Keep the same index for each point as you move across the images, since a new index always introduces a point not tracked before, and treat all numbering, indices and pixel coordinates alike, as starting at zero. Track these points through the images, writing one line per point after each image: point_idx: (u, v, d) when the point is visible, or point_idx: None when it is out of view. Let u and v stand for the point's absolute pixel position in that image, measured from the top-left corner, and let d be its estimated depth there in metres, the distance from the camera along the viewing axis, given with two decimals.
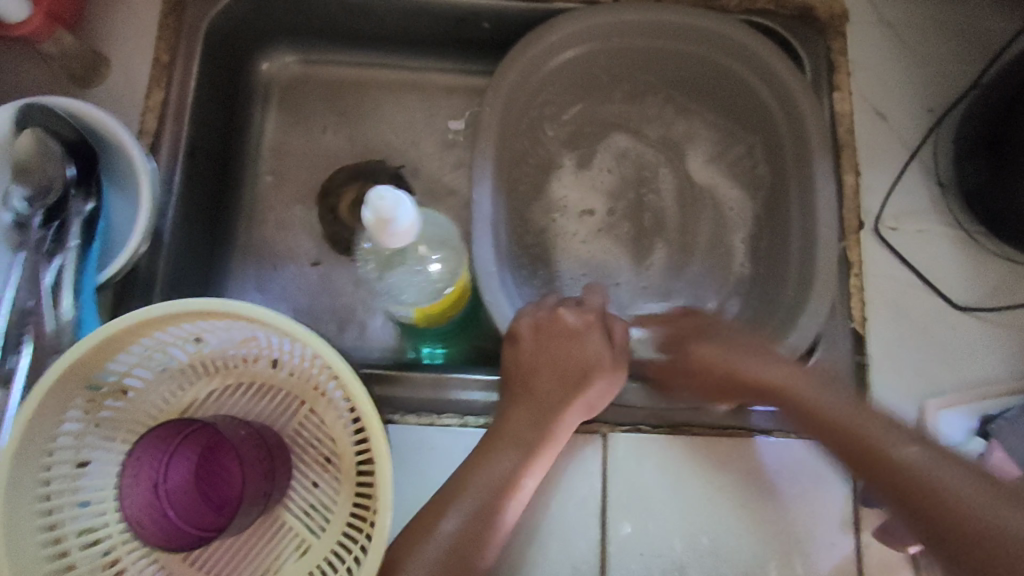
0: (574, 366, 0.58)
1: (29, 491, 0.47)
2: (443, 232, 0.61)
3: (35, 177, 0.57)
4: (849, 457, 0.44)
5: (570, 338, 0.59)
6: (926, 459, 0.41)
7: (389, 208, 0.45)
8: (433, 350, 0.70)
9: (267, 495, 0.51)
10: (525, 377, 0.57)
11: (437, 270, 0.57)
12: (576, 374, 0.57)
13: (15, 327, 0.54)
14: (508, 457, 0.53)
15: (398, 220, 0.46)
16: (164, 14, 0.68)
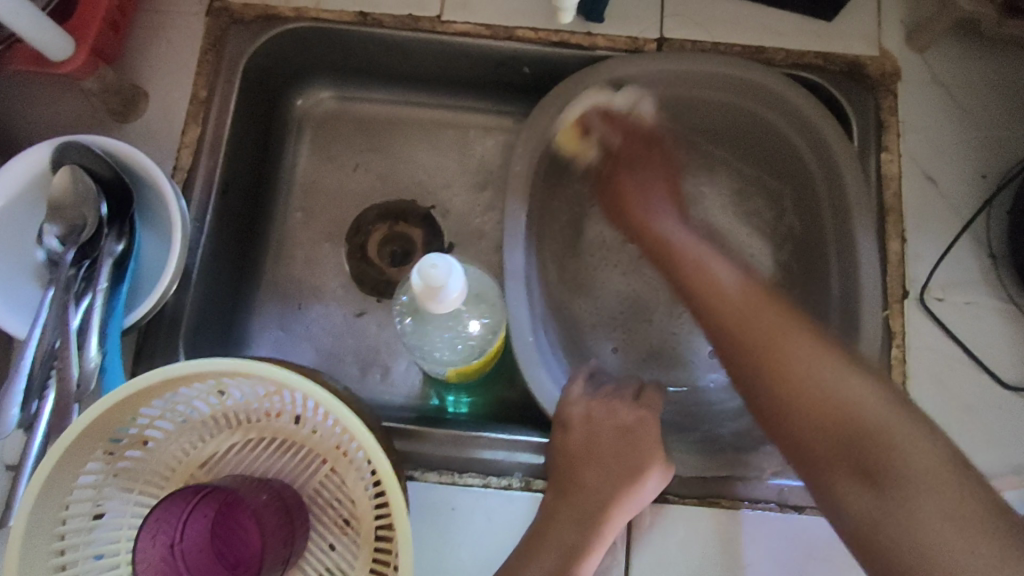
0: (629, 459, 0.56)
1: (45, 545, 0.47)
2: (478, 282, 0.59)
3: (68, 215, 0.57)
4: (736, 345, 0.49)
5: (625, 432, 0.57)
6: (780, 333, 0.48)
7: (441, 275, 0.44)
8: (457, 398, 0.70)
9: (286, 561, 0.49)
10: (577, 469, 0.56)
11: (473, 330, 0.56)
12: (634, 469, 0.55)
13: (41, 368, 0.53)
14: (552, 560, 0.51)
15: (449, 288, 0.45)
16: (203, 50, 0.68)
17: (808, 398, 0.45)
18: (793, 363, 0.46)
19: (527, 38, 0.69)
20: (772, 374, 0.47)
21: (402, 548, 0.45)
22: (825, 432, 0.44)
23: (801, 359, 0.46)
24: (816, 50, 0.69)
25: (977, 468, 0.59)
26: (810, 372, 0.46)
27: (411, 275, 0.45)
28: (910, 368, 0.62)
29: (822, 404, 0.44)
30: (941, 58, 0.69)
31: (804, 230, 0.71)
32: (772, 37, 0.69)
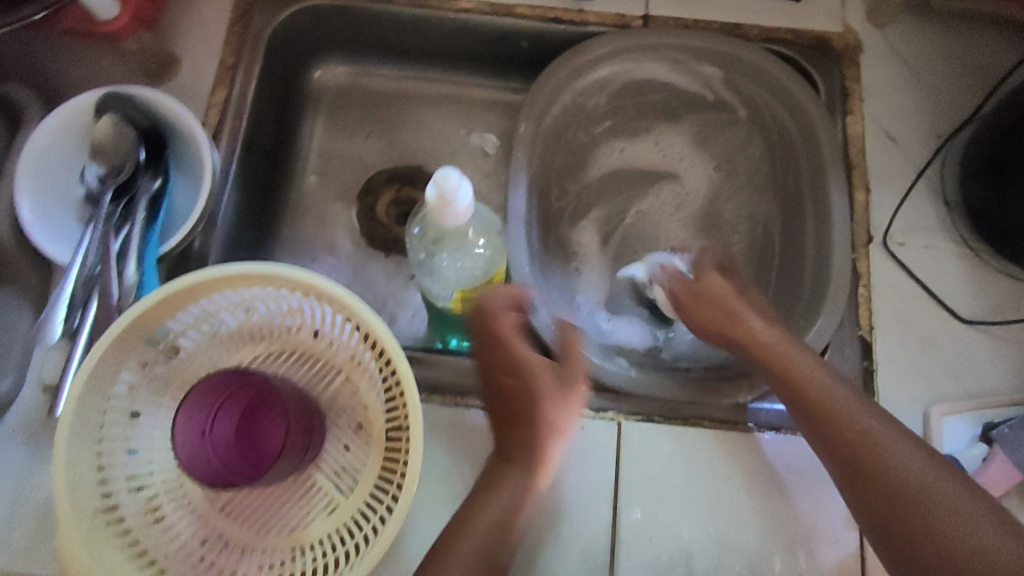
0: (529, 392, 0.58)
1: (88, 434, 0.52)
2: (488, 219, 0.63)
3: (109, 158, 0.63)
4: (884, 478, 0.50)
5: (513, 366, 0.59)
6: (920, 470, 0.50)
7: (452, 187, 0.49)
8: (459, 341, 0.71)
9: (304, 452, 0.55)
10: (504, 413, 0.59)
11: (478, 257, 0.61)
12: (532, 400, 0.58)
13: (83, 288, 0.58)
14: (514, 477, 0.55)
15: (458, 202, 0.50)
16: (231, 22, 0.75)
17: (924, 513, 0.48)
18: (937, 502, 0.48)
19: (525, 15, 0.77)
20: (894, 499, 0.49)
21: (412, 418, 0.51)
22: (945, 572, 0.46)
23: (924, 490, 0.49)
24: (786, 26, 0.76)
25: (933, 391, 0.65)
26: (929, 495, 0.48)
27: (426, 188, 0.50)
28: (875, 318, 0.68)
29: (946, 549, 0.46)
30: (898, 34, 0.76)
31: (777, 190, 0.77)
32: (747, 15, 0.77)
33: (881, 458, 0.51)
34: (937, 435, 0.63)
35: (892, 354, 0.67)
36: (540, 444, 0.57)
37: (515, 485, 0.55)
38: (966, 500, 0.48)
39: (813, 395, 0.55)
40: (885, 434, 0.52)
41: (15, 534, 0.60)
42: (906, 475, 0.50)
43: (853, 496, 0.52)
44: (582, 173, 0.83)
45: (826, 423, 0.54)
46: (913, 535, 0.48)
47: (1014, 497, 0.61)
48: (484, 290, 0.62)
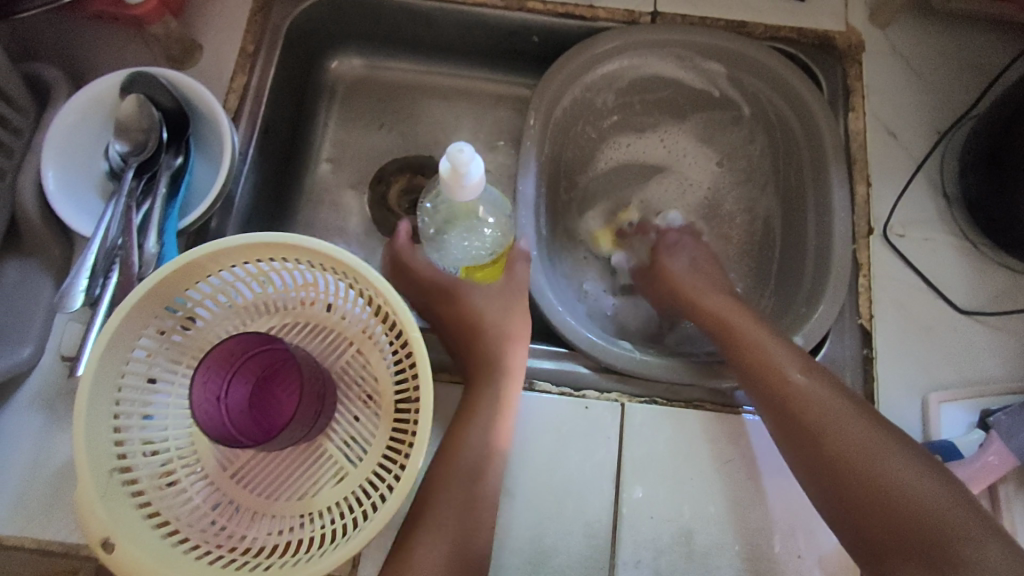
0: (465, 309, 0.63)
1: (108, 395, 0.53)
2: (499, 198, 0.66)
3: (133, 135, 0.65)
4: (809, 422, 0.56)
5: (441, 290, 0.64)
6: (839, 413, 0.56)
7: (464, 161, 0.51)
8: None
9: (315, 419, 0.56)
10: (458, 337, 0.64)
11: (487, 237, 0.65)
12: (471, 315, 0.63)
13: (105, 260, 0.60)
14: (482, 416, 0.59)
15: (469, 175, 0.52)
16: (252, 12, 0.78)
17: (858, 458, 0.53)
18: (851, 439, 0.54)
19: (537, 10, 0.79)
20: (829, 448, 0.54)
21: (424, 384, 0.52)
22: (859, 498, 0.52)
23: (842, 429, 0.55)
24: (791, 25, 0.78)
25: (931, 379, 0.67)
26: (846, 435, 0.54)
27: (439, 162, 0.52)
28: (875, 307, 0.69)
29: (857, 478, 0.53)
30: (900, 34, 0.78)
31: (780, 184, 0.79)
32: (753, 13, 0.79)
33: (808, 404, 0.57)
34: (935, 421, 0.64)
35: (891, 342, 0.68)
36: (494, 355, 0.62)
37: (488, 394, 0.60)
38: (895, 450, 0.53)
39: (762, 360, 0.60)
40: (814, 384, 0.58)
41: (30, 500, 0.61)
42: (844, 428, 0.55)
43: (784, 440, 0.58)
44: (590, 165, 0.85)
45: (776, 385, 0.58)
46: (847, 477, 0.53)
47: (1011, 483, 0.62)
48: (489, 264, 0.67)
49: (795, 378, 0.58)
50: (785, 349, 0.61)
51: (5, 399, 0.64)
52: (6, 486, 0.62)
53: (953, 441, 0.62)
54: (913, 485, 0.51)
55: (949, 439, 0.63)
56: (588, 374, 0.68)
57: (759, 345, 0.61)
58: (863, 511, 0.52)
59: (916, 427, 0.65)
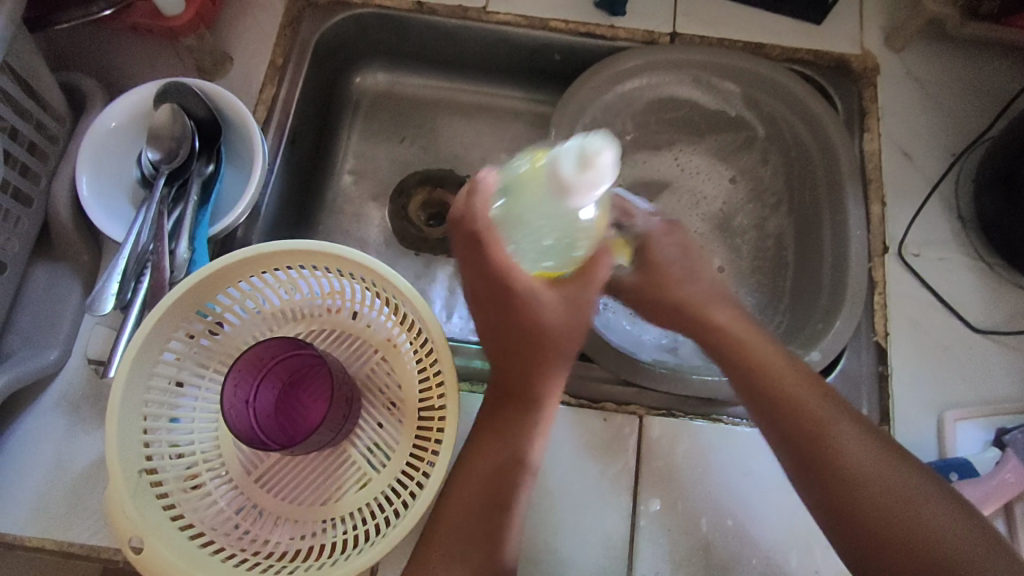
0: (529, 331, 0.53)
1: (139, 395, 0.54)
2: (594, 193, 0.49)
3: (165, 144, 0.67)
4: (828, 453, 0.54)
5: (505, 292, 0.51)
6: (857, 444, 0.55)
7: (599, 166, 0.43)
8: None
9: (342, 425, 0.57)
10: (506, 350, 0.55)
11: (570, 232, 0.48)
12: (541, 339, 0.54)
13: (136, 264, 0.61)
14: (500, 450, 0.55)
15: (597, 181, 0.44)
16: (281, 26, 0.80)
17: (880, 497, 0.52)
18: (871, 469, 0.53)
19: (559, 29, 0.81)
20: (851, 487, 0.53)
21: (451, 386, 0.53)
22: (879, 533, 0.51)
23: (863, 461, 0.54)
24: (807, 48, 0.80)
25: (946, 397, 0.67)
26: (866, 466, 0.53)
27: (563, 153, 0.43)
28: (890, 325, 0.70)
29: (877, 512, 0.52)
30: (914, 58, 0.80)
31: (795, 203, 0.80)
32: (770, 36, 0.80)
33: (827, 434, 0.55)
34: (951, 438, 0.65)
35: (907, 361, 0.69)
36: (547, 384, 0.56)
37: (517, 427, 0.56)
38: (912, 487, 0.52)
39: (783, 396, 0.57)
40: (833, 413, 0.56)
41: (52, 503, 0.61)
42: (866, 465, 0.53)
43: (799, 471, 0.56)
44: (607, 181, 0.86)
45: (797, 421, 0.56)
46: (869, 517, 0.52)
47: None
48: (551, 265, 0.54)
49: (815, 413, 0.56)
50: (806, 384, 0.58)
51: (30, 401, 0.65)
52: (30, 487, 0.62)
53: (969, 459, 0.63)
54: (938, 526, 0.50)
55: (965, 456, 0.64)
56: (606, 386, 0.69)
57: (772, 365, 0.59)
58: (886, 553, 0.51)
59: (932, 445, 0.65)
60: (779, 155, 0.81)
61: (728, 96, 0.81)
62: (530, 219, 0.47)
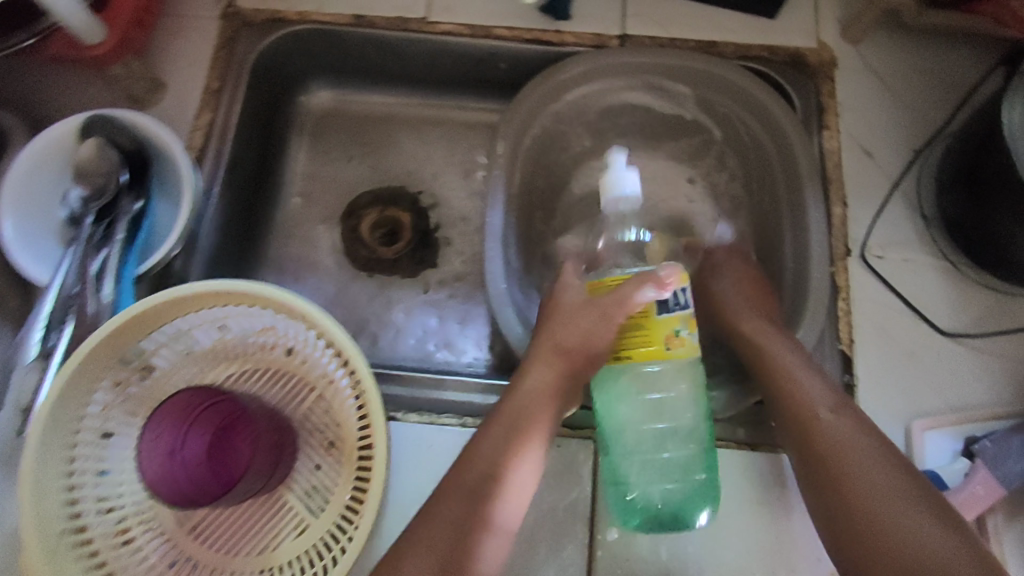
0: (567, 347, 0.56)
1: (60, 450, 0.53)
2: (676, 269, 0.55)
3: (93, 179, 0.64)
4: (829, 462, 0.52)
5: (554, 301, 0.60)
6: (863, 454, 0.52)
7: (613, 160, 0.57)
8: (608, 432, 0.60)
9: (270, 472, 0.55)
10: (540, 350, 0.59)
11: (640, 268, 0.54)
12: (577, 356, 0.55)
13: (60, 310, 0.59)
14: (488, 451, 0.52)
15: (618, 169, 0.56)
16: (216, 48, 0.77)
17: (882, 506, 0.48)
18: (866, 479, 0.50)
19: (503, 37, 0.78)
20: (849, 494, 0.50)
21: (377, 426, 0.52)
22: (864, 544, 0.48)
23: (862, 472, 0.51)
24: (762, 43, 0.77)
25: (914, 407, 0.64)
26: (866, 476, 0.50)
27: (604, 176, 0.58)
28: (854, 332, 0.67)
29: (866, 521, 0.48)
30: (873, 50, 0.76)
31: (755, 206, 0.77)
32: (723, 33, 0.77)
33: (832, 443, 0.53)
34: (919, 449, 0.62)
35: (873, 370, 0.66)
36: (560, 411, 0.56)
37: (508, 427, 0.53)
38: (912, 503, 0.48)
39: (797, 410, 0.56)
40: (843, 424, 0.54)
41: None
42: (872, 475, 0.50)
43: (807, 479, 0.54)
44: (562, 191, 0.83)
45: (806, 430, 0.55)
46: (851, 518, 0.49)
47: (999, 513, 0.60)
48: (654, 351, 0.51)
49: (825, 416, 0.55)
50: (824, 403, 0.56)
51: None
52: None
53: (937, 471, 0.60)
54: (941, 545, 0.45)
55: (934, 468, 0.61)
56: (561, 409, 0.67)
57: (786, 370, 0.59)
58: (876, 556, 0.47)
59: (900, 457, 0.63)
60: (738, 156, 0.78)
61: (681, 99, 0.77)
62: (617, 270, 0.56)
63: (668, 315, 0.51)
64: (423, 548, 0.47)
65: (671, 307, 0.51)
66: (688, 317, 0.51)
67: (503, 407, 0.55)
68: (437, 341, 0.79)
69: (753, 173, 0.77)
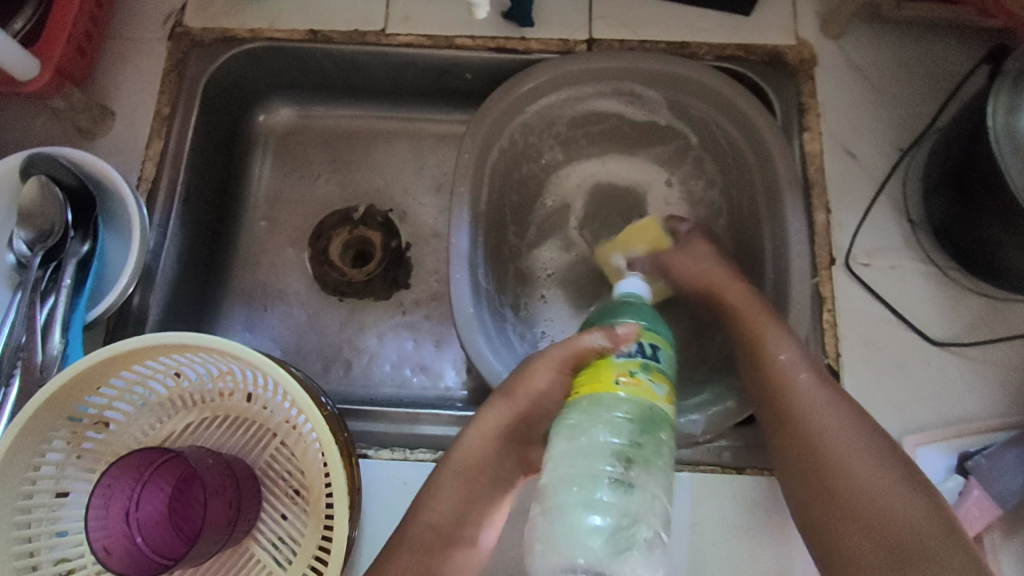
0: (513, 390, 0.51)
1: (7, 517, 0.50)
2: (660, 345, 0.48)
3: (37, 221, 0.61)
4: (800, 426, 0.49)
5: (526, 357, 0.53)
6: (832, 418, 0.49)
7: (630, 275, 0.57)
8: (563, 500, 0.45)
9: (233, 525, 0.53)
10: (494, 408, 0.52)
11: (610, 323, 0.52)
12: (525, 402, 0.51)
13: (8, 362, 0.57)
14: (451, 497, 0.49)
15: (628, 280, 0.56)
16: (166, 71, 0.74)
17: (865, 507, 0.44)
18: (837, 444, 0.47)
19: (466, 46, 0.74)
20: (829, 490, 0.45)
21: (337, 480, 0.49)
22: (833, 505, 0.45)
23: (830, 432, 0.48)
24: (737, 42, 0.73)
25: (906, 423, 0.62)
26: (831, 437, 0.47)
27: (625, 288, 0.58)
28: (841, 345, 0.64)
29: (835, 483, 0.45)
30: (854, 45, 0.73)
31: (735, 213, 0.75)
32: (696, 33, 0.74)
33: (801, 408, 0.50)
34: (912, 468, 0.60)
35: (861, 385, 0.63)
36: (517, 453, 0.52)
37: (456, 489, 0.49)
38: (880, 465, 0.45)
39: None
40: (813, 391, 0.51)
41: None
42: (855, 471, 0.45)
43: (775, 441, 0.51)
44: (537, 202, 0.80)
45: (782, 414, 0.51)
46: (818, 480, 0.46)
47: (997, 532, 0.58)
48: (602, 386, 0.45)
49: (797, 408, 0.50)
50: (798, 399, 0.51)
51: None
52: None
53: None
54: (929, 553, 0.41)
55: None
56: None
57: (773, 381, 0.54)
58: (858, 562, 0.42)
59: None
60: (716, 161, 0.75)
61: (654, 105, 0.74)
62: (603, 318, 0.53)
63: (625, 358, 0.46)
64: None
65: (629, 354, 0.46)
66: (647, 363, 0.46)
67: (452, 464, 0.50)
68: (413, 366, 0.76)
69: (732, 178, 0.74)
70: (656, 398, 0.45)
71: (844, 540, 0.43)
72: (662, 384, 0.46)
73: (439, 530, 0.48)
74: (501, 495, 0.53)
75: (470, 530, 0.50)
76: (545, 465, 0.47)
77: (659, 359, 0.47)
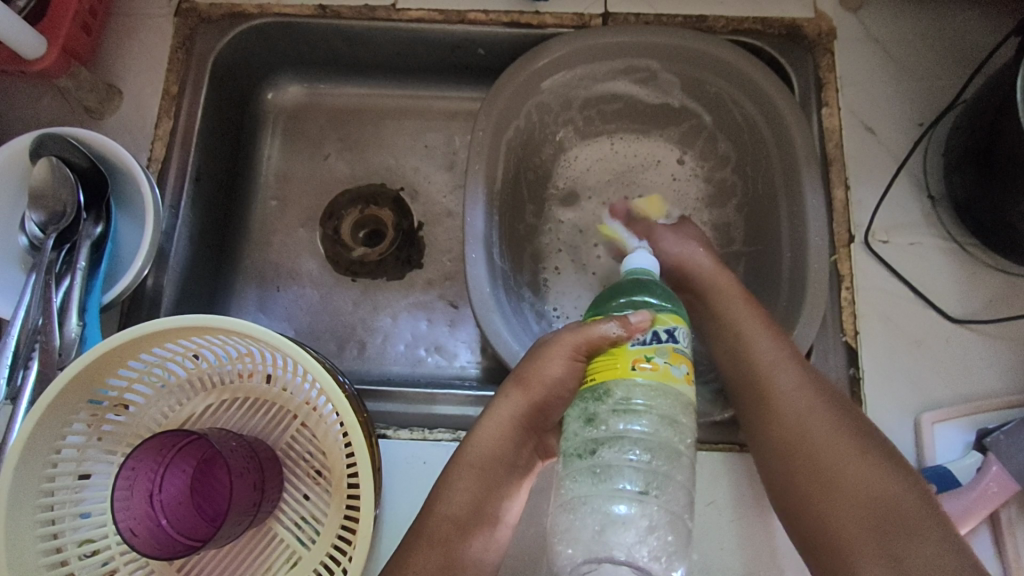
0: (526, 378, 0.50)
1: (31, 499, 0.50)
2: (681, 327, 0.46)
3: (49, 203, 0.60)
4: (793, 423, 0.48)
5: (538, 342, 0.52)
6: (830, 410, 0.48)
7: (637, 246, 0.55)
8: (586, 479, 0.48)
9: (258, 505, 0.53)
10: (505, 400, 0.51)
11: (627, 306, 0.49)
12: (538, 390, 0.50)
13: (26, 344, 0.57)
14: (472, 480, 0.49)
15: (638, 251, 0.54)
16: (174, 49, 0.73)
17: (856, 512, 0.43)
18: (831, 436, 0.46)
19: (479, 21, 0.73)
20: (819, 498, 0.45)
21: (362, 464, 0.49)
22: (831, 502, 0.44)
23: (819, 428, 0.47)
24: (754, 16, 0.72)
25: (924, 400, 0.62)
26: (822, 433, 0.47)
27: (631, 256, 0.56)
28: (859, 323, 0.64)
29: (831, 478, 0.44)
30: (874, 18, 0.72)
31: (750, 189, 0.74)
32: (712, 6, 0.73)
33: (791, 406, 0.49)
34: (930, 443, 0.60)
35: (878, 364, 0.63)
36: (534, 441, 0.53)
37: (481, 476, 0.50)
38: (872, 457, 0.45)
39: (776, 381, 0.51)
40: (807, 385, 0.50)
41: None
42: (845, 476, 0.44)
43: (767, 443, 0.50)
44: (550, 177, 0.79)
45: (780, 413, 0.50)
46: (814, 478, 0.45)
47: (1013, 506, 0.58)
48: (617, 372, 0.44)
49: (791, 401, 0.50)
50: (821, 377, 0.51)
51: None
52: None
53: (949, 468, 0.58)
54: (925, 549, 0.40)
55: (945, 464, 0.59)
56: None
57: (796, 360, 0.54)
58: (857, 563, 0.41)
59: (911, 451, 0.60)
60: (731, 139, 0.74)
61: (669, 81, 0.73)
62: (619, 297, 0.51)
63: (640, 345, 0.44)
64: (407, 561, 0.46)
65: (644, 341, 0.44)
66: (665, 347, 0.44)
67: (466, 457, 0.50)
68: (428, 346, 0.76)
69: (748, 154, 0.73)
70: (675, 382, 0.44)
71: (845, 535, 0.42)
72: (681, 365, 0.44)
73: (463, 512, 0.48)
74: (522, 480, 0.53)
75: (493, 511, 0.50)
76: (566, 454, 0.50)
77: (677, 339, 0.45)
